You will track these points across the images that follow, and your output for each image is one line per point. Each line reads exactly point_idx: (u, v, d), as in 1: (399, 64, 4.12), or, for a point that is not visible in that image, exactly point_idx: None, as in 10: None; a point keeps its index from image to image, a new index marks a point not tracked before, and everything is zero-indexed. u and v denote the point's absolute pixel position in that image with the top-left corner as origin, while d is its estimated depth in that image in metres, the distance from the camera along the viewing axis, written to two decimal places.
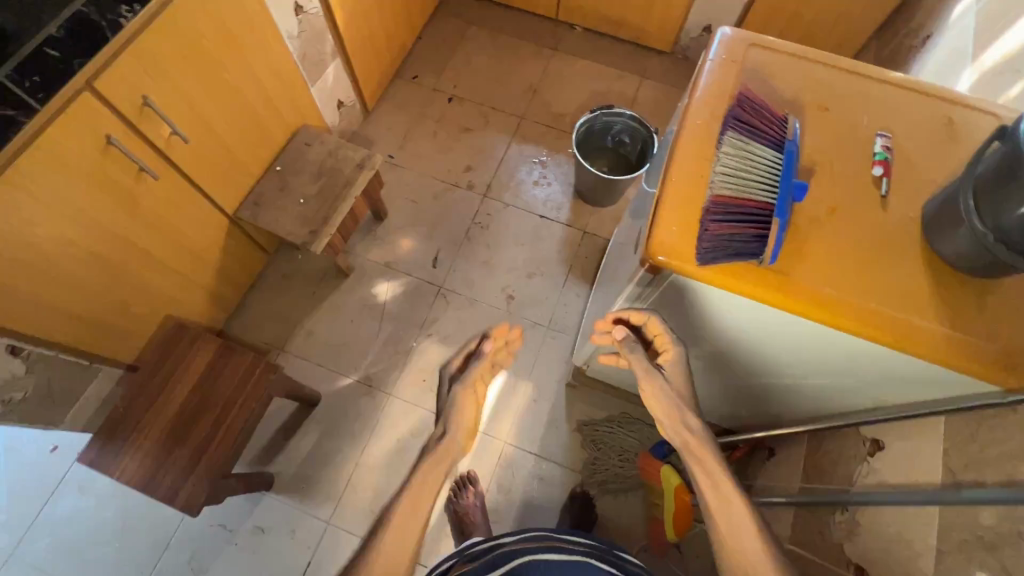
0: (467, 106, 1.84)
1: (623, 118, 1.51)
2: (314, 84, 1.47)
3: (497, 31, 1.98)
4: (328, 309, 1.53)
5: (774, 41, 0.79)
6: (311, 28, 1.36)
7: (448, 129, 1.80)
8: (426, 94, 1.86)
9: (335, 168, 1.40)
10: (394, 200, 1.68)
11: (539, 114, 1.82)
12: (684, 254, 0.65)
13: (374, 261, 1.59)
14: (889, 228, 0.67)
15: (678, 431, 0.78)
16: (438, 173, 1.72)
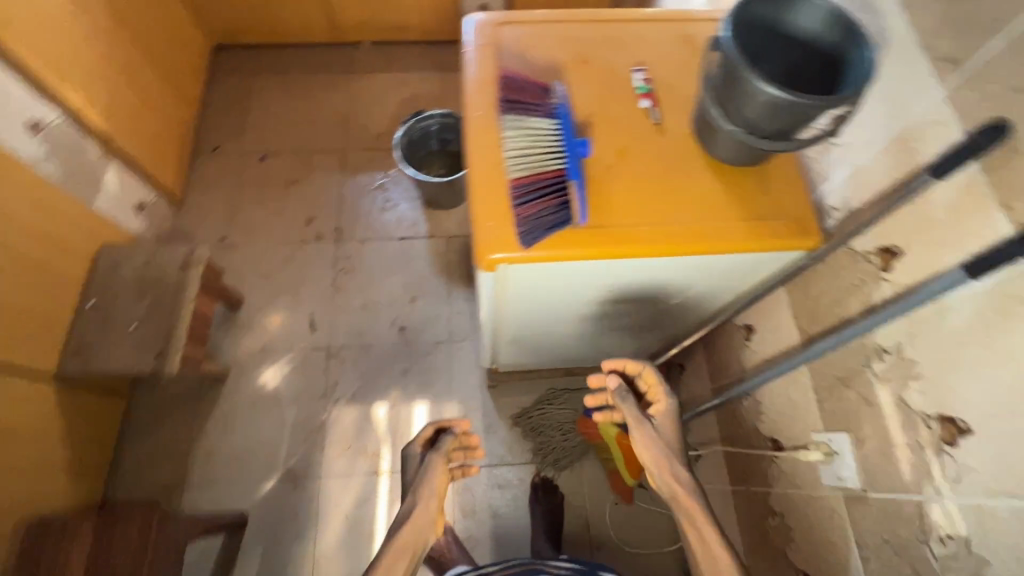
0: (285, 159, 1.74)
1: (439, 117, 1.50)
2: (97, 197, 1.30)
3: (285, 73, 1.88)
4: (218, 422, 1.38)
5: (519, 14, 0.81)
6: (61, 141, 1.19)
7: (274, 188, 1.69)
8: (236, 161, 1.72)
9: (158, 276, 1.25)
10: (245, 282, 1.55)
11: (360, 139, 1.77)
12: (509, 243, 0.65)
13: (249, 352, 1.46)
14: (673, 150, 0.73)
15: (666, 481, 0.73)
16: (281, 236, 1.62)
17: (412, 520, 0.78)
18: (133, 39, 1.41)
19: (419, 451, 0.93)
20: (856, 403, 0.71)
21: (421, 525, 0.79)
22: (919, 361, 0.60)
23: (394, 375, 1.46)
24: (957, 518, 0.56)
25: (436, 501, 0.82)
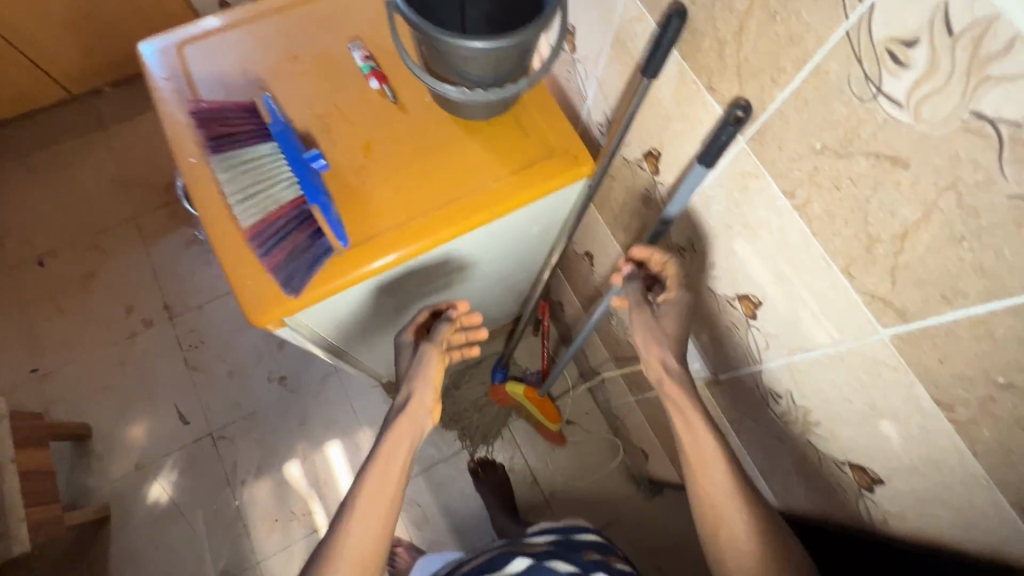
0: (68, 254, 1.48)
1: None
2: None
3: (24, 155, 1.57)
4: (122, 563, 1.23)
5: (200, 25, 0.69)
6: None
7: (70, 291, 1.44)
8: (9, 279, 1.44)
9: None
10: (83, 405, 1.35)
11: (149, 199, 1.54)
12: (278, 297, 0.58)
13: (122, 475, 1.30)
14: (419, 126, 0.67)
15: (654, 369, 0.60)
16: (104, 340, 1.40)
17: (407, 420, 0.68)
18: None
19: (411, 340, 0.76)
20: None
21: (415, 423, 0.68)
22: (708, 251, 0.61)
23: (293, 428, 1.36)
24: (778, 378, 0.59)
25: (432, 396, 0.70)
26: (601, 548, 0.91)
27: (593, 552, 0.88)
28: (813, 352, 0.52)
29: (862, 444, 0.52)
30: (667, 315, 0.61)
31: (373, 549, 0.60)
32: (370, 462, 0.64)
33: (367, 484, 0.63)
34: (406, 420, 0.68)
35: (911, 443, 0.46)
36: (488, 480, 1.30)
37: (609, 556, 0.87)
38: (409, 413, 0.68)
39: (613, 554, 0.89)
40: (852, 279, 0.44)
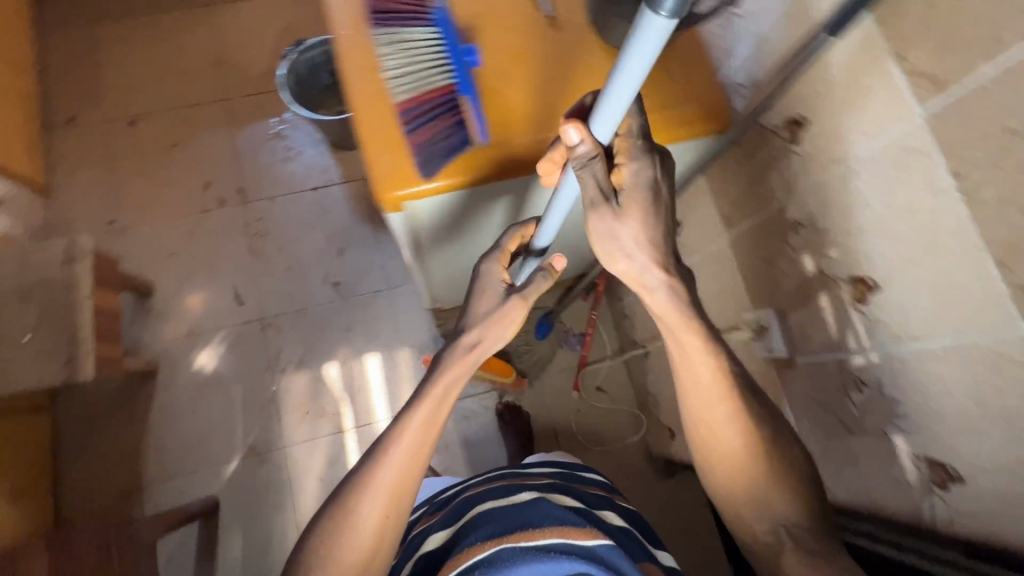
0: (159, 120, 1.51)
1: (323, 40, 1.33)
2: None
3: (133, 16, 1.59)
4: (162, 416, 1.31)
5: None
6: None
7: (154, 156, 1.48)
8: (101, 131, 1.49)
9: (40, 278, 1.10)
10: (150, 265, 1.40)
11: (242, 84, 1.56)
12: (412, 176, 0.59)
13: (174, 338, 1.36)
14: (570, 45, 0.66)
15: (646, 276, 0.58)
16: (178, 210, 1.45)
17: (458, 368, 0.68)
18: None
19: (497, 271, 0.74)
20: (778, 277, 0.73)
21: (466, 364, 0.69)
22: (830, 228, 0.62)
23: (338, 332, 1.40)
24: (870, 366, 0.60)
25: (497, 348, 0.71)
26: (602, 487, 0.94)
27: (594, 489, 0.91)
28: (926, 342, 0.52)
29: (950, 439, 0.52)
30: (632, 212, 0.54)
31: (407, 480, 0.64)
32: (411, 404, 0.66)
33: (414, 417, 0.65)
34: (456, 365, 0.68)
35: (1010, 443, 0.46)
36: (512, 424, 1.33)
37: (603, 492, 0.92)
38: (462, 362, 0.68)
39: (606, 489, 0.93)
40: (1004, 270, 0.44)
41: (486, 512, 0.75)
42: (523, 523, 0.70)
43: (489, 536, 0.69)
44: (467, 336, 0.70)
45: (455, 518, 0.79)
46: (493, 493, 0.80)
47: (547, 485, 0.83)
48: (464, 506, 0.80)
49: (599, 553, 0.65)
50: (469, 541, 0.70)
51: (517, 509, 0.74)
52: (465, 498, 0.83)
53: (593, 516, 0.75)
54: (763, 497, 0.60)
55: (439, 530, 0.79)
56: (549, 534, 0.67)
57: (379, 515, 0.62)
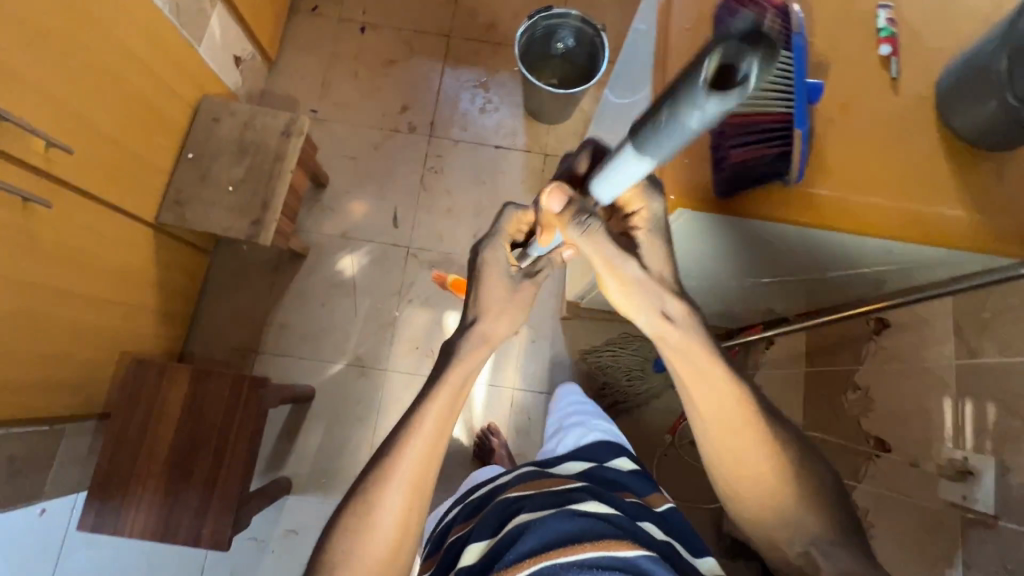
0: (385, 33, 1.58)
1: (571, 15, 1.34)
2: (200, 41, 1.22)
3: None
4: (294, 298, 1.40)
5: None
6: None
7: (370, 65, 1.56)
8: (333, 27, 1.58)
9: (257, 140, 1.20)
10: (332, 161, 1.49)
11: (468, 27, 1.60)
12: None
13: (329, 234, 1.44)
14: (905, 116, 0.62)
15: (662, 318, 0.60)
16: (373, 121, 1.52)
17: (454, 368, 0.66)
18: None
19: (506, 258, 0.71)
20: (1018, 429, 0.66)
21: (476, 357, 0.68)
22: None
23: None
24: None
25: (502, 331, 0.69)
26: (636, 488, 0.89)
27: (626, 493, 0.86)
28: None
29: None
30: (651, 259, 0.60)
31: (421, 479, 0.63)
32: (425, 404, 0.64)
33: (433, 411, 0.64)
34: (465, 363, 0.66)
35: None
36: None
37: (636, 495, 0.86)
38: (460, 364, 0.66)
39: (641, 494, 0.87)
40: None
41: (525, 522, 0.72)
42: (560, 533, 0.67)
43: (528, 551, 0.66)
44: (480, 324, 0.68)
45: (494, 530, 0.77)
46: (529, 504, 0.78)
47: (578, 491, 0.79)
48: (504, 516, 0.78)
49: (641, 565, 0.63)
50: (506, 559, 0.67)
51: (550, 518, 0.71)
52: (503, 508, 0.81)
53: (628, 526, 0.72)
54: (794, 520, 0.60)
55: (479, 541, 0.76)
56: (587, 546, 0.65)
57: (401, 509, 0.63)
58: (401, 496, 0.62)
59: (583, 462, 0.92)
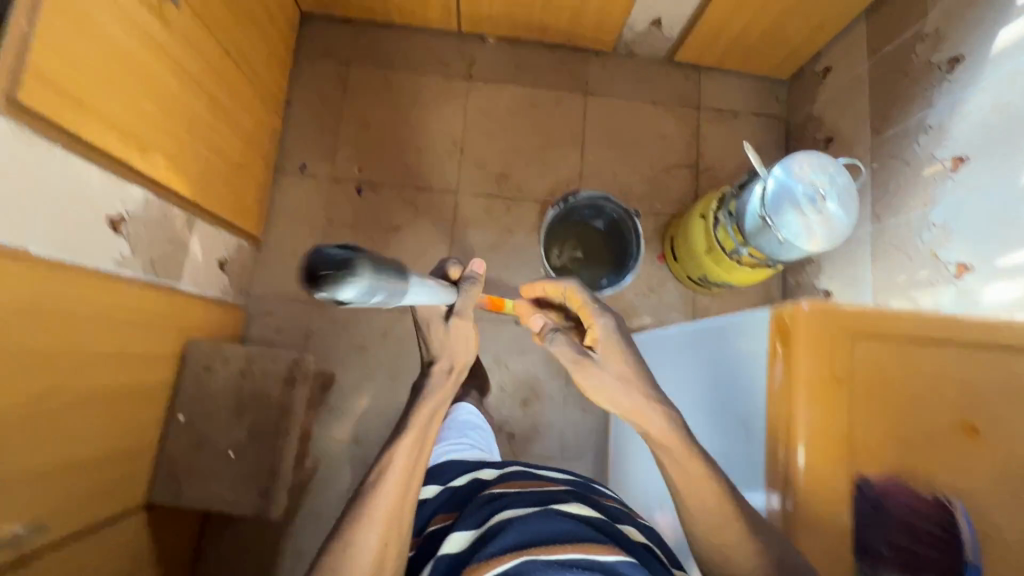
0: (384, 194, 1.42)
1: (598, 197, 1.21)
2: (182, 275, 1.05)
3: (390, 67, 1.48)
4: (308, 516, 1.27)
5: (872, 313, 0.56)
6: (148, 224, 0.93)
7: (371, 232, 1.40)
8: (325, 191, 1.41)
9: (258, 392, 1.06)
10: (337, 352, 1.34)
11: (476, 180, 1.45)
12: None
13: (340, 440, 1.31)
14: None
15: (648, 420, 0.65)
16: (379, 300, 1.37)
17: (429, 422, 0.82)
18: (217, 52, 1.07)
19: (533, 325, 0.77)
20: None
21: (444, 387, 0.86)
22: None
23: None
24: None
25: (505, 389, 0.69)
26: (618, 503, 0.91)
27: (605, 498, 0.88)
28: None
29: None
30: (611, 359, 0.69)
31: (401, 482, 0.74)
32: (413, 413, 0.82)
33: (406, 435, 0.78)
34: (435, 392, 0.85)
35: None
36: None
37: (611, 502, 0.87)
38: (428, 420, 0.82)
39: (624, 505, 0.91)
40: None
41: (508, 520, 0.73)
42: (542, 535, 0.69)
43: (508, 545, 0.68)
44: (442, 366, 0.88)
45: (478, 519, 0.77)
46: (513, 502, 0.79)
47: (565, 495, 0.83)
48: (484, 510, 0.78)
49: (619, 568, 0.64)
50: (486, 553, 0.68)
51: (534, 521, 0.72)
52: (484, 504, 0.80)
53: (608, 528, 0.74)
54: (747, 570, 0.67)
55: (464, 531, 0.76)
56: (565, 550, 0.66)
57: (377, 545, 0.70)
58: (388, 504, 0.72)
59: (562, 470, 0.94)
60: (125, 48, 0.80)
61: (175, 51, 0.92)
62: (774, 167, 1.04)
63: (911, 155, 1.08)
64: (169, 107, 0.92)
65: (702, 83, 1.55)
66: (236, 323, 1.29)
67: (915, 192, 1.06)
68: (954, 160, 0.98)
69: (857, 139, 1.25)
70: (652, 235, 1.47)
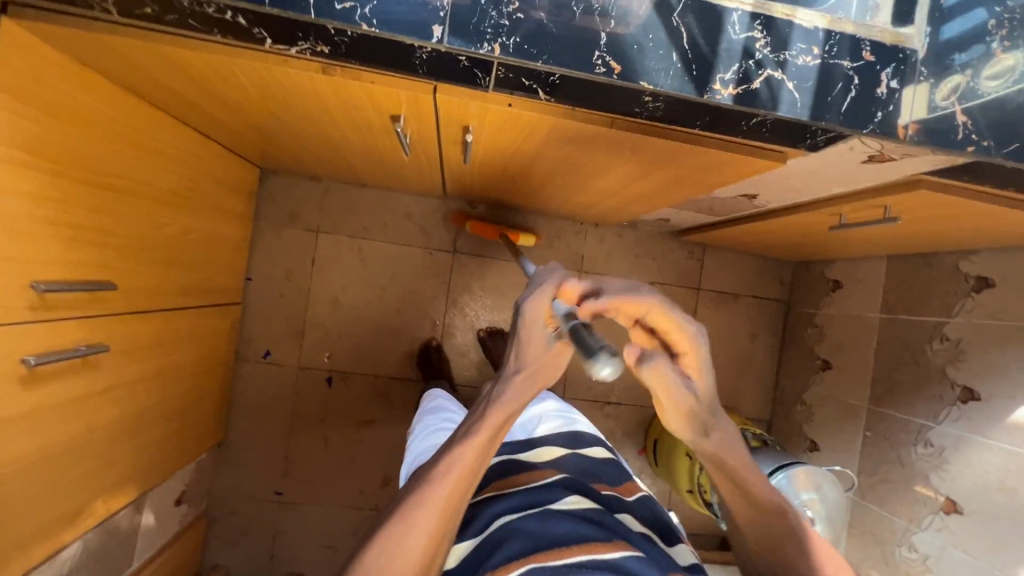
0: (357, 383, 1.33)
1: None
2: (134, 556, 0.98)
3: (364, 235, 1.33)
4: None
5: None
6: (90, 558, 0.84)
7: (341, 427, 1.32)
8: (292, 380, 1.31)
9: None
10: (306, 553, 1.30)
11: (457, 368, 1.35)
12: None
13: None
14: None
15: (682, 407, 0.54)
16: (351, 499, 1.32)
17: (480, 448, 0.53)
18: (159, 319, 0.92)
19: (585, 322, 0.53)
20: None
21: (521, 398, 0.55)
22: None
23: None
24: None
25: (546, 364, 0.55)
26: (611, 475, 0.71)
27: (602, 483, 0.68)
28: None
29: None
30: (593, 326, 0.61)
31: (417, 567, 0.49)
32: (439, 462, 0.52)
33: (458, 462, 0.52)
34: (501, 411, 0.54)
35: None
36: None
37: (608, 487, 0.68)
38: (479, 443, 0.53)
39: (616, 482, 0.70)
40: None
41: (508, 522, 0.57)
42: (546, 536, 0.54)
43: (514, 553, 0.52)
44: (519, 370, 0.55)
45: (479, 526, 0.59)
46: (509, 499, 0.61)
47: (552, 487, 0.63)
48: (483, 514, 0.60)
49: (627, 565, 0.51)
50: (493, 565, 0.52)
51: (533, 521, 0.56)
52: (475, 507, 0.62)
53: (617, 526, 0.58)
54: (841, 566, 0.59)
55: (466, 539, 0.58)
56: (578, 552, 0.52)
57: None
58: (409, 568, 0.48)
59: (556, 446, 0.73)
60: (39, 452, 0.68)
61: (104, 382, 0.79)
62: (781, 466, 1.03)
63: (906, 457, 1.06)
64: (101, 445, 0.80)
65: (705, 261, 1.45)
66: (199, 535, 1.23)
67: (903, 499, 1.05)
68: (948, 502, 0.96)
69: (854, 390, 1.22)
70: (635, 430, 1.42)
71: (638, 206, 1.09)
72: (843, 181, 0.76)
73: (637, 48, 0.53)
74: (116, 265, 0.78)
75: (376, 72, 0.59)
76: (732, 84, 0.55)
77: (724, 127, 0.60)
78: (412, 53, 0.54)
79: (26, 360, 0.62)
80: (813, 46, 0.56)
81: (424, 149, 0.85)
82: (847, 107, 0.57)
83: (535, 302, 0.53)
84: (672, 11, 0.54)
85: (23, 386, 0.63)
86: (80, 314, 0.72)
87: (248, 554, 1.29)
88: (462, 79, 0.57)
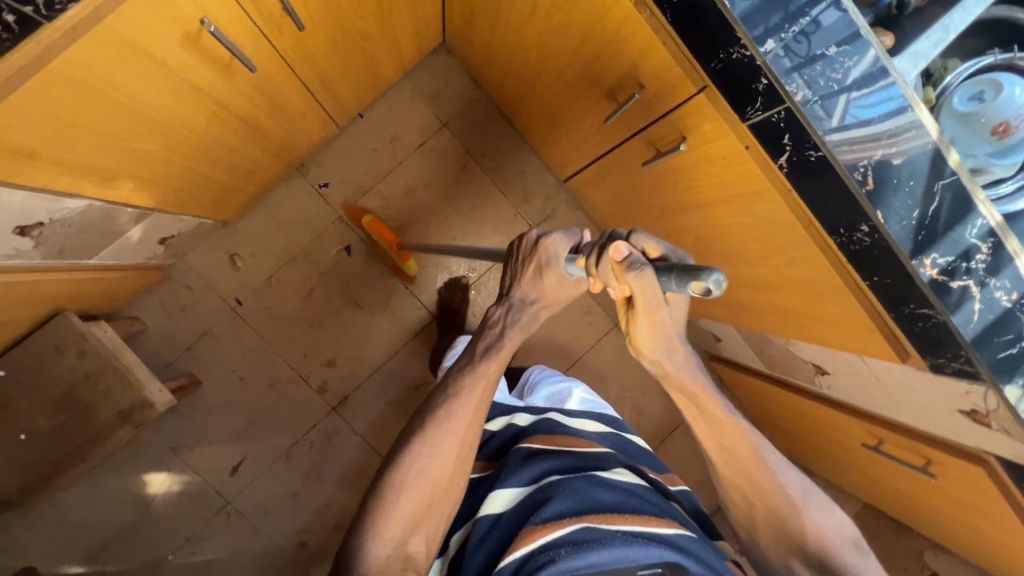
0: (373, 266, 1.30)
1: None
2: (100, 253, 0.92)
3: (476, 158, 1.33)
4: (76, 488, 1.18)
5: None
6: (73, 225, 0.78)
7: (332, 290, 1.29)
8: (325, 221, 1.29)
9: (89, 402, 0.96)
10: (219, 368, 1.25)
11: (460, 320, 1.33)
12: None
13: (159, 442, 1.22)
14: None
15: (670, 380, 0.61)
16: (292, 354, 1.27)
17: (499, 363, 0.61)
18: (293, 83, 0.90)
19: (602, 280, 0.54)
20: None
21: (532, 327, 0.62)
22: None
23: None
24: None
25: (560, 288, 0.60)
26: (655, 463, 0.71)
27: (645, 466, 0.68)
28: None
29: None
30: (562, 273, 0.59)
31: (449, 473, 0.58)
32: (462, 379, 0.60)
33: (473, 383, 0.60)
34: (517, 335, 0.61)
35: None
36: None
37: (652, 471, 0.68)
38: (498, 358, 0.61)
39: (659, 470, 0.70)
40: None
41: (554, 482, 0.58)
42: (596, 501, 0.55)
43: (563, 511, 0.54)
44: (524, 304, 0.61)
45: (525, 480, 0.60)
46: (557, 461, 0.62)
47: (601, 459, 0.64)
48: (531, 469, 0.61)
49: (676, 539, 0.53)
50: (540, 517, 0.53)
51: (581, 483, 0.57)
52: (523, 458, 0.63)
53: (661, 500, 0.60)
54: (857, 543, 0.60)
55: (513, 487, 0.60)
56: (630, 521, 0.53)
57: (405, 516, 0.56)
58: (445, 471, 0.58)
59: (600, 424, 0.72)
60: (141, 101, 0.65)
61: (223, 94, 0.77)
62: None
63: None
64: (173, 138, 0.77)
65: None
66: (148, 282, 1.18)
67: None
68: None
69: None
70: None
71: (716, 311, 1.11)
72: (918, 412, 0.78)
73: (894, 183, 0.56)
74: (313, 15, 0.78)
75: (676, 41, 0.63)
76: (938, 268, 0.57)
77: (892, 298, 0.63)
78: (726, 47, 0.58)
79: (205, 23, 0.62)
80: (1015, 289, 0.57)
81: (618, 128, 0.86)
82: (1001, 355, 0.58)
83: (551, 241, 0.58)
84: (940, 177, 0.56)
85: (184, 40, 0.62)
86: (263, 25, 0.71)
87: (171, 331, 1.23)
88: (738, 96, 0.61)
